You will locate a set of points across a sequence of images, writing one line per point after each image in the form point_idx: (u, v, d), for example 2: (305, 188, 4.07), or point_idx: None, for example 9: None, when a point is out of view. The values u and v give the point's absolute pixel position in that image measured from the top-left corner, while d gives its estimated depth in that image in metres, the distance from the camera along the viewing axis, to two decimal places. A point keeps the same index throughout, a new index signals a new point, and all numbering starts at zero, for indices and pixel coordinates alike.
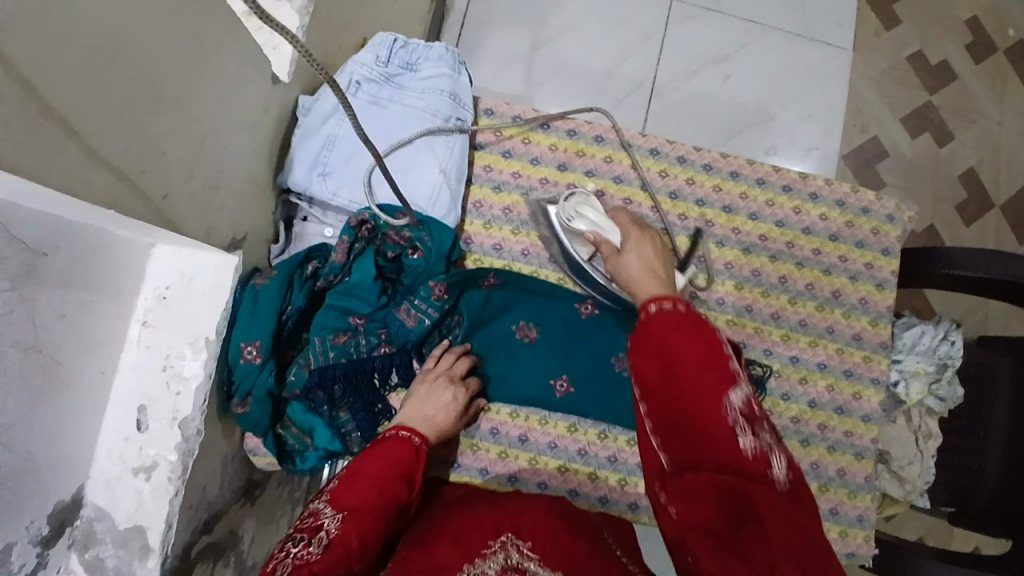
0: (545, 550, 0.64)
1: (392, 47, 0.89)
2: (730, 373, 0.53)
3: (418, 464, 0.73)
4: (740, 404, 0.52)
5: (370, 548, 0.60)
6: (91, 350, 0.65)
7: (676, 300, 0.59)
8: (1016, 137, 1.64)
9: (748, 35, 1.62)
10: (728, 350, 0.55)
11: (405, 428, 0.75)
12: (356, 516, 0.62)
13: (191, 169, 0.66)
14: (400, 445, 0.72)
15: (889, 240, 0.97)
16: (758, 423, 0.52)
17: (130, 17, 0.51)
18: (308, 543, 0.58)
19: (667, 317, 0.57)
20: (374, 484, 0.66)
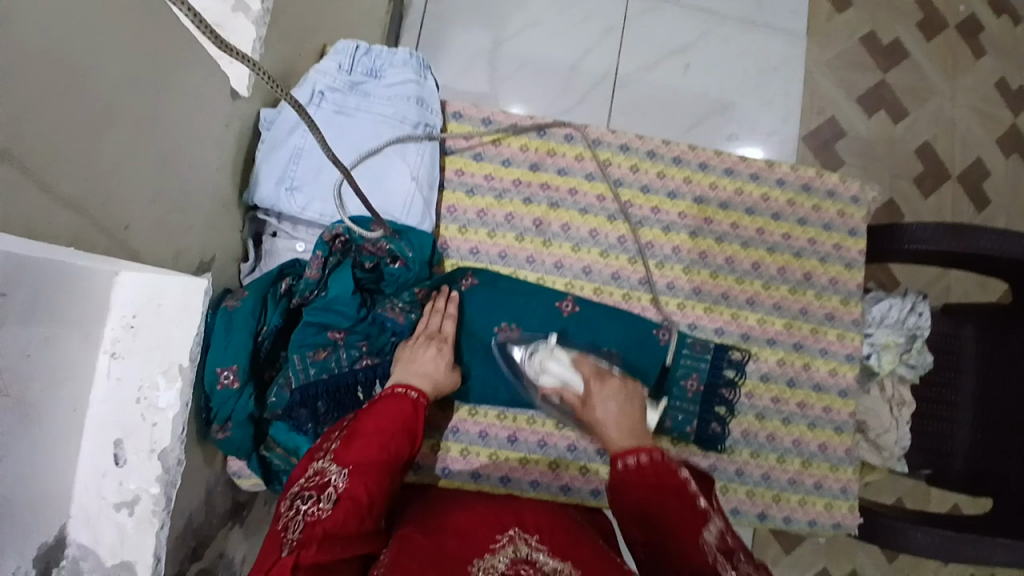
0: (552, 542, 0.64)
1: (354, 54, 0.87)
2: (699, 508, 0.62)
3: (418, 417, 0.75)
4: (715, 539, 0.60)
5: (378, 500, 0.65)
6: (60, 388, 0.63)
7: (647, 451, 0.68)
8: (965, 112, 1.70)
9: (706, 24, 1.64)
10: (693, 490, 0.64)
11: (402, 385, 0.76)
12: (362, 472, 0.66)
13: (154, 196, 0.64)
14: (399, 402, 0.74)
15: (854, 221, 1.00)
16: (735, 555, 0.58)
17: (82, 42, 0.49)
18: (318, 500, 0.62)
19: (637, 471, 0.67)
20: (376, 440, 0.69)
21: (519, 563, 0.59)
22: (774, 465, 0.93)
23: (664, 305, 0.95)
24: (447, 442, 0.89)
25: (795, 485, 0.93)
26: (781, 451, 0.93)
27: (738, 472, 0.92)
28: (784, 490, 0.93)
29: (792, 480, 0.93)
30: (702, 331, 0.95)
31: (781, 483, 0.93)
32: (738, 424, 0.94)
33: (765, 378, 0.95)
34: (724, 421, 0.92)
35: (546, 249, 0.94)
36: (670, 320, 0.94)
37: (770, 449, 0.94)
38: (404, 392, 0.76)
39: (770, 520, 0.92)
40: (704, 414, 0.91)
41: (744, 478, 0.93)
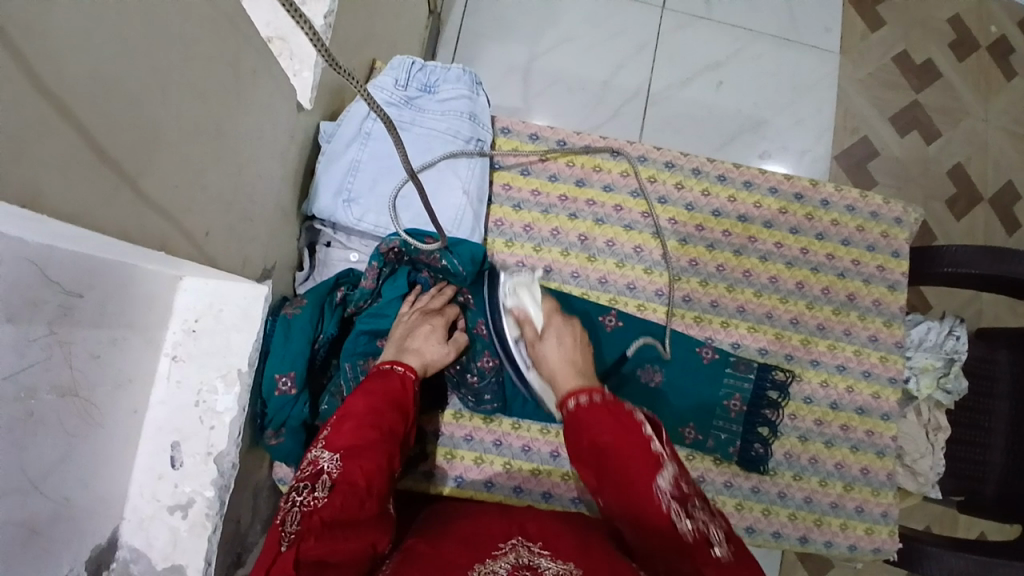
0: (554, 548, 0.64)
1: (410, 70, 0.89)
2: (654, 453, 0.64)
3: (407, 392, 0.75)
4: (670, 488, 0.62)
5: (376, 481, 0.65)
6: (125, 390, 0.65)
7: (593, 393, 0.70)
8: (1000, 134, 1.70)
9: (739, 41, 1.65)
10: (647, 431, 0.66)
11: (395, 363, 0.77)
12: (355, 455, 0.65)
13: (228, 202, 0.65)
14: (387, 378, 0.74)
15: (897, 243, 1.00)
16: (690, 503, 0.61)
17: (173, 53, 0.51)
18: (312, 489, 0.62)
19: (590, 413, 0.68)
20: (365, 421, 0.68)
21: (521, 569, 0.60)
22: (816, 488, 0.93)
23: (707, 323, 0.95)
24: (490, 455, 0.90)
25: (837, 508, 0.93)
26: (824, 473, 0.93)
27: (780, 494, 0.92)
28: (826, 513, 0.92)
29: (834, 503, 0.93)
30: (745, 350, 0.95)
31: (822, 505, 0.92)
32: (781, 445, 0.94)
33: (808, 399, 0.95)
34: (768, 442, 0.91)
35: (591, 264, 0.95)
36: (712, 339, 0.94)
37: (812, 471, 0.93)
38: (391, 369, 0.76)
39: (811, 543, 0.92)
40: (747, 434, 0.92)
41: (786, 499, 0.92)
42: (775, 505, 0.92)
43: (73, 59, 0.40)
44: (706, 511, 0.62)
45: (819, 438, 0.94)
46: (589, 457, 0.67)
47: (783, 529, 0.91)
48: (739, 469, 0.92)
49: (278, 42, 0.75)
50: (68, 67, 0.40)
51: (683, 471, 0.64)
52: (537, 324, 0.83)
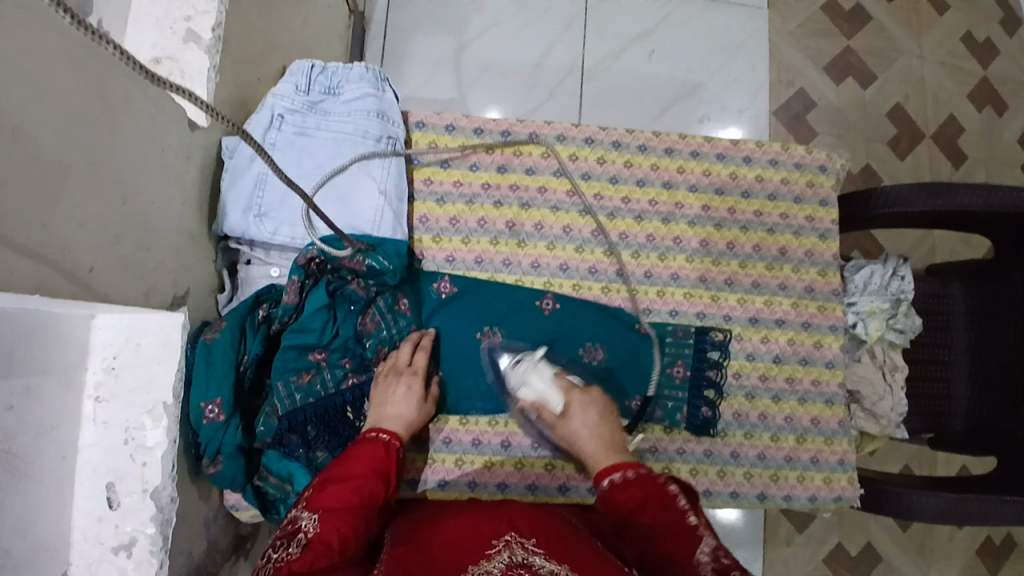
0: (548, 547, 0.64)
1: (310, 74, 0.87)
2: (691, 525, 0.63)
3: (391, 461, 0.75)
4: (709, 559, 0.59)
5: (349, 543, 0.63)
6: (45, 437, 0.64)
7: (638, 467, 0.72)
8: (933, 70, 1.70)
9: (665, 7, 1.64)
10: (687, 509, 0.65)
11: (376, 430, 0.78)
12: (333, 515, 0.64)
13: (116, 235, 0.63)
14: (373, 446, 0.75)
15: (825, 191, 1.00)
16: (732, 573, 0.56)
17: (17, 91, 0.49)
18: (287, 546, 0.61)
19: (625, 488, 0.70)
20: (348, 484, 0.68)
21: (515, 566, 0.59)
22: (769, 444, 0.93)
23: (643, 294, 0.95)
24: (440, 454, 0.88)
25: (792, 462, 0.93)
26: (774, 428, 0.93)
27: (734, 454, 0.92)
28: (781, 468, 0.93)
29: (788, 457, 0.93)
30: (684, 316, 0.95)
31: (776, 460, 0.93)
32: (729, 406, 0.94)
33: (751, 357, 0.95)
34: (715, 404, 0.92)
35: (522, 250, 0.94)
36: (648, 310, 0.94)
37: (763, 428, 0.94)
38: (375, 436, 0.77)
39: (770, 499, 0.92)
40: (695, 398, 0.92)
41: (740, 459, 0.93)
42: (730, 466, 0.92)
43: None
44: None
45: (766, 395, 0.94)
46: (632, 520, 0.66)
47: (740, 488, 0.92)
48: (689, 435, 0.92)
49: (166, 62, 0.75)
50: None
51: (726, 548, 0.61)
52: (556, 407, 0.83)
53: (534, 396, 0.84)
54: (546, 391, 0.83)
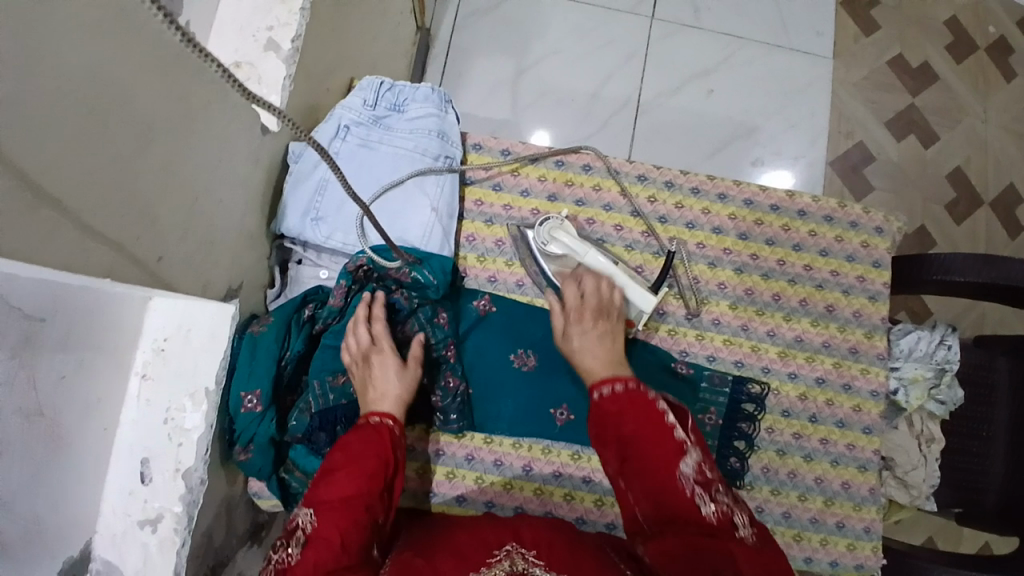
0: (549, 559, 0.64)
1: (378, 90, 0.90)
2: (678, 440, 0.67)
3: (387, 440, 0.75)
4: (692, 472, 0.65)
5: (349, 531, 0.64)
6: (92, 409, 0.69)
7: (623, 381, 0.74)
8: (1000, 137, 1.66)
9: (729, 49, 1.64)
10: (670, 418, 0.69)
11: (374, 414, 0.77)
12: (330, 508, 0.66)
13: (185, 230, 0.65)
14: (366, 429, 0.75)
15: (878, 253, 0.98)
16: (712, 486, 0.64)
17: (120, 94, 0.50)
18: (287, 546, 0.64)
19: (614, 401, 0.72)
20: (341, 474, 0.69)
21: None
22: (795, 503, 0.91)
23: (682, 336, 0.94)
24: (460, 470, 0.89)
25: (817, 524, 0.91)
26: (803, 488, 0.91)
27: (757, 509, 0.90)
28: (805, 529, 0.91)
29: (813, 519, 0.91)
30: (721, 363, 0.94)
31: (801, 521, 0.90)
32: (759, 459, 0.92)
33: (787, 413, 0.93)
34: (744, 456, 0.91)
35: None
36: (686, 354, 0.93)
37: (791, 486, 0.91)
38: (367, 420, 0.76)
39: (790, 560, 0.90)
40: (724, 448, 0.91)
41: (764, 515, 0.91)
42: None
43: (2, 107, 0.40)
44: (728, 496, 0.65)
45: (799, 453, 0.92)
46: (611, 441, 0.70)
47: None
48: None
49: (246, 67, 0.78)
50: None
51: (707, 460, 0.67)
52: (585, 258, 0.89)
53: (561, 251, 0.89)
54: (575, 243, 0.89)
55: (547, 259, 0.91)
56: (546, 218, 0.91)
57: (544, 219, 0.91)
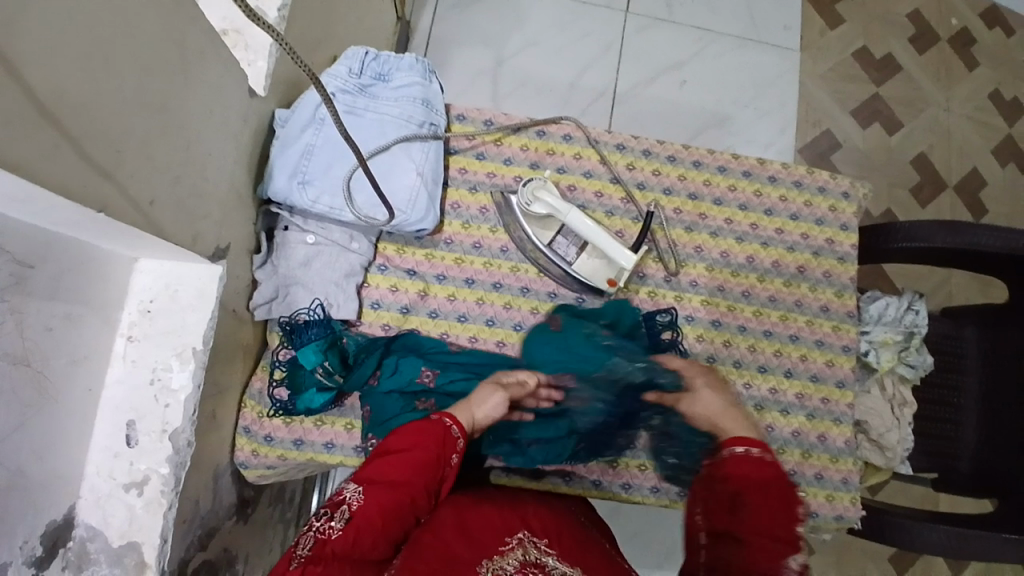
0: (560, 548, 0.70)
1: (363, 59, 0.92)
2: (794, 535, 0.61)
3: (448, 446, 0.75)
4: (798, 570, 0.59)
5: (392, 522, 0.68)
6: (80, 367, 0.69)
7: (764, 450, 0.67)
8: (960, 123, 1.74)
9: (701, 41, 1.70)
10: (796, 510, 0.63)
11: (451, 414, 0.77)
12: (376, 493, 0.68)
13: (176, 176, 0.67)
14: (434, 426, 0.75)
15: (846, 216, 1.03)
16: None
17: (118, 29, 0.52)
18: (331, 518, 0.66)
19: (757, 466, 0.65)
20: (395, 463, 0.71)
21: (529, 566, 0.65)
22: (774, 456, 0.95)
23: (661, 297, 0.98)
24: None
25: (796, 476, 0.94)
26: (782, 441, 0.95)
27: None
28: None
29: (793, 470, 0.94)
30: (699, 323, 0.98)
31: None
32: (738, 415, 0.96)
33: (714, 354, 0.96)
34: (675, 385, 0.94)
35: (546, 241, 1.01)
36: (671, 311, 0.97)
37: (770, 440, 0.96)
38: (439, 418, 0.76)
39: None
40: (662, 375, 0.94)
41: None
42: None
43: (18, 21, 0.41)
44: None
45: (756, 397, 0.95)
46: (720, 510, 0.64)
47: None
48: None
49: (232, 34, 0.78)
50: (13, 28, 0.41)
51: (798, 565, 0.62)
52: (564, 217, 0.93)
53: (544, 211, 0.94)
54: (557, 203, 0.94)
55: (529, 219, 0.96)
56: (529, 179, 0.97)
57: (527, 180, 0.97)
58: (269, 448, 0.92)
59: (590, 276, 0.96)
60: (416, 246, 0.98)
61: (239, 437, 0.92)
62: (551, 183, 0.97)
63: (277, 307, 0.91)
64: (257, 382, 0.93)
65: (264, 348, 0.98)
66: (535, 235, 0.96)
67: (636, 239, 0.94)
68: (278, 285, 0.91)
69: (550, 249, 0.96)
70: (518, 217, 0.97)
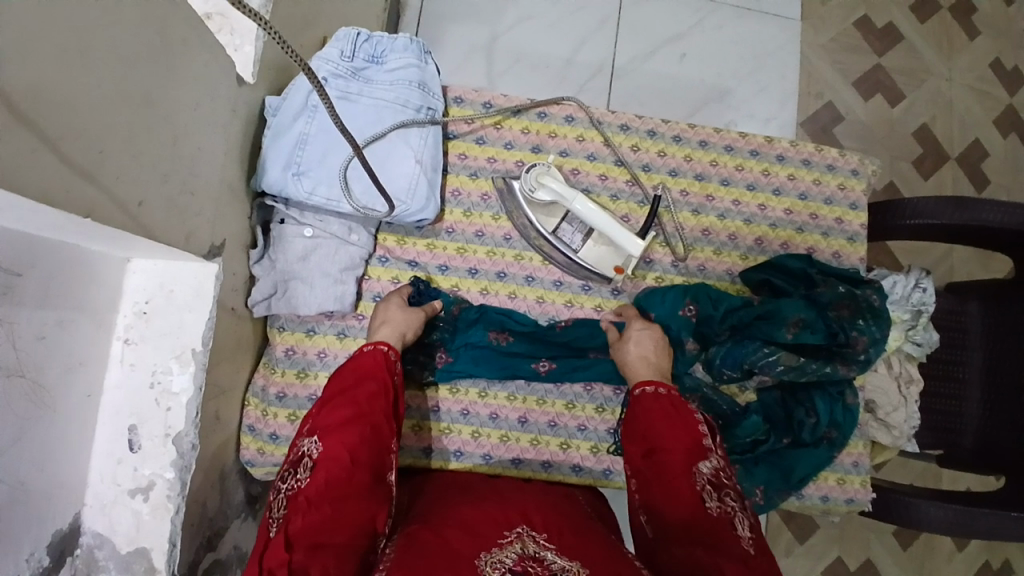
0: (559, 543, 0.68)
1: (355, 41, 0.87)
2: (703, 446, 0.74)
3: (384, 367, 0.78)
4: (708, 473, 0.72)
5: (361, 452, 0.69)
6: (75, 372, 0.66)
7: (659, 386, 0.81)
8: (964, 93, 1.71)
9: (699, 13, 1.64)
10: (703, 430, 0.75)
11: (381, 341, 0.81)
12: (332, 432, 0.70)
13: (166, 175, 0.64)
14: (367, 356, 0.79)
15: (855, 195, 1.02)
16: (723, 490, 0.70)
17: (98, 24, 0.49)
18: (297, 471, 0.68)
19: (655, 398, 0.79)
20: (344, 398, 0.73)
21: (527, 559, 0.64)
22: None
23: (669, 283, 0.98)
24: (458, 425, 0.92)
25: None
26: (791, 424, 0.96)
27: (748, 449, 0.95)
28: None
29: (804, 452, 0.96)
30: None
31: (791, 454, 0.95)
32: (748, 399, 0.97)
33: (830, 319, 0.92)
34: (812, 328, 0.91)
35: (612, 206, 0.98)
36: (774, 263, 0.96)
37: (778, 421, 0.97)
38: (371, 347, 0.80)
39: None
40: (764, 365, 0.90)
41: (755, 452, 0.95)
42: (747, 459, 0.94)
43: None
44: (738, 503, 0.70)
45: (860, 360, 0.90)
46: (638, 438, 0.77)
47: None
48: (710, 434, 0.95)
49: (216, 17, 0.73)
50: None
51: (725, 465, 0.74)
52: (569, 206, 0.90)
53: (549, 199, 0.91)
54: (560, 189, 0.90)
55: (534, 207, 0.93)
56: (532, 166, 0.94)
57: (530, 167, 0.93)
58: (274, 446, 0.91)
59: (599, 265, 0.94)
60: (417, 236, 0.95)
61: (244, 435, 0.90)
62: (556, 169, 0.93)
63: (276, 303, 0.89)
64: (259, 378, 0.92)
65: (266, 344, 0.96)
66: (539, 222, 0.93)
67: (643, 225, 0.91)
68: (276, 281, 0.89)
69: (553, 237, 0.94)
70: (523, 205, 0.94)
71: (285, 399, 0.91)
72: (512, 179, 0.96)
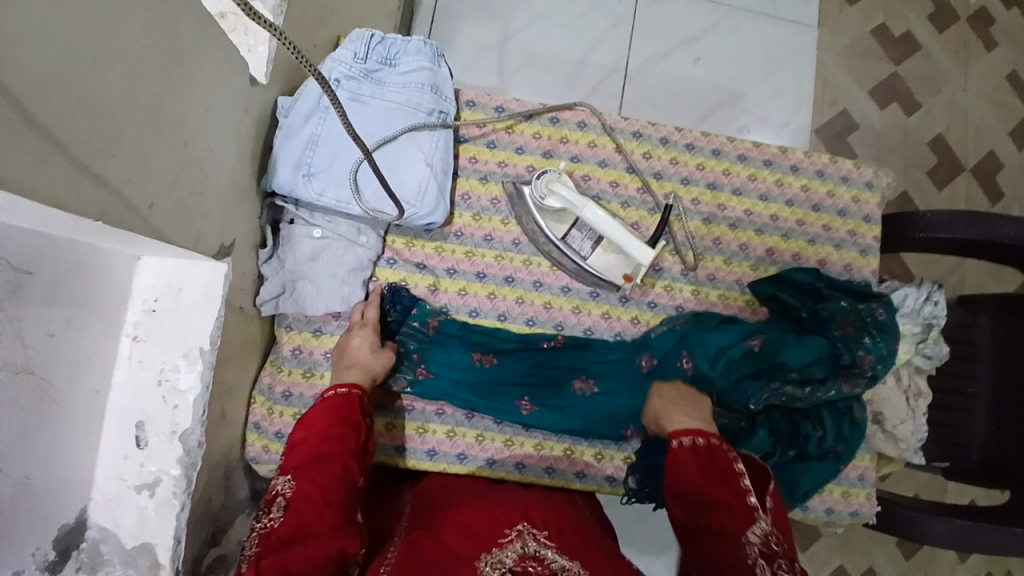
0: (558, 542, 0.68)
1: (369, 43, 0.87)
2: (750, 507, 0.69)
3: (355, 409, 0.78)
4: (759, 542, 0.66)
5: (332, 491, 0.69)
6: (83, 369, 0.66)
7: (704, 436, 0.76)
8: (982, 103, 1.69)
9: (715, 16, 1.63)
10: (748, 488, 0.71)
11: (345, 382, 0.81)
12: (306, 473, 0.70)
13: (175, 177, 0.64)
14: (332, 400, 0.78)
15: (868, 207, 1.01)
16: (776, 560, 0.63)
17: (109, 28, 0.49)
18: (269, 512, 0.67)
19: (693, 452, 0.74)
20: (312, 441, 0.73)
21: (528, 560, 0.65)
22: None
23: (678, 292, 0.98)
24: (462, 428, 0.92)
25: None
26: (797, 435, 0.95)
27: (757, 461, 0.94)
28: None
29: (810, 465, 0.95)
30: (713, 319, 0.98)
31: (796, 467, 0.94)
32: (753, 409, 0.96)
33: (835, 337, 0.90)
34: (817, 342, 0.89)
35: (622, 212, 0.98)
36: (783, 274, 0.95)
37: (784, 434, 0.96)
38: (334, 391, 0.79)
39: None
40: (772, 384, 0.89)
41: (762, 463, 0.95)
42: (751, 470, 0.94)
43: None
44: (792, 572, 0.62)
45: (866, 377, 0.89)
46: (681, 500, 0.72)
47: None
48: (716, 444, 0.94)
49: (230, 17, 0.71)
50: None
51: (776, 534, 0.67)
52: (580, 213, 0.89)
53: (559, 206, 0.91)
54: (572, 197, 0.90)
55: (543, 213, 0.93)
56: (542, 171, 0.93)
57: (540, 172, 0.93)
58: (279, 444, 0.91)
59: (606, 271, 0.93)
60: (426, 239, 0.96)
61: (249, 432, 0.91)
62: (566, 176, 0.93)
63: (285, 302, 0.89)
64: (266, 377, 0.92)
65: (273, 342, 0.97)
66: (548, 229, 0.93)
67: (652, 233, 0.91)
68: (285, 280, 0.89)
69: (562, 243, 0.93)
70: (532, 210, 0.94)
71: (291, 398, 0.91)
72: (522, 184, 0.96)
